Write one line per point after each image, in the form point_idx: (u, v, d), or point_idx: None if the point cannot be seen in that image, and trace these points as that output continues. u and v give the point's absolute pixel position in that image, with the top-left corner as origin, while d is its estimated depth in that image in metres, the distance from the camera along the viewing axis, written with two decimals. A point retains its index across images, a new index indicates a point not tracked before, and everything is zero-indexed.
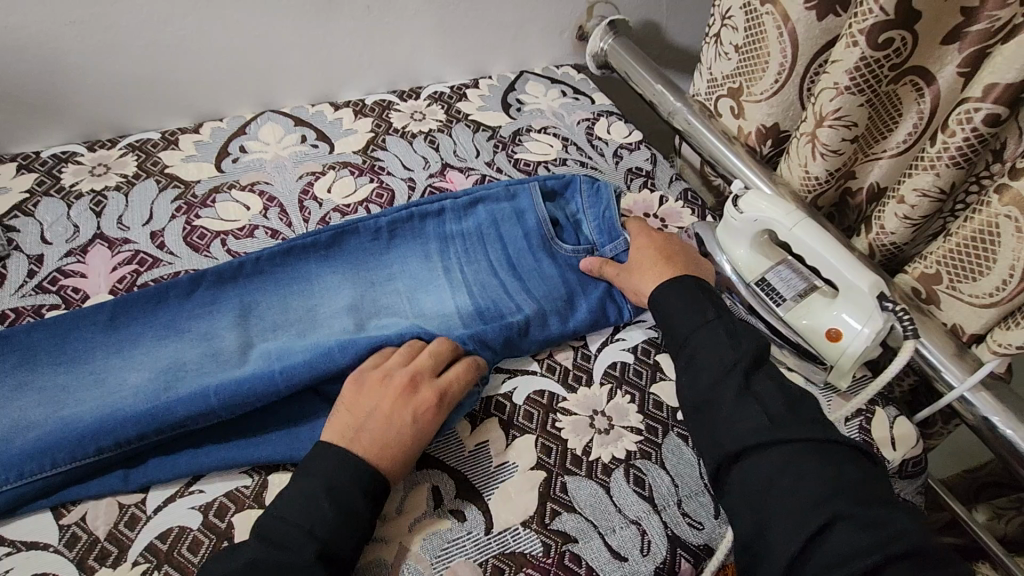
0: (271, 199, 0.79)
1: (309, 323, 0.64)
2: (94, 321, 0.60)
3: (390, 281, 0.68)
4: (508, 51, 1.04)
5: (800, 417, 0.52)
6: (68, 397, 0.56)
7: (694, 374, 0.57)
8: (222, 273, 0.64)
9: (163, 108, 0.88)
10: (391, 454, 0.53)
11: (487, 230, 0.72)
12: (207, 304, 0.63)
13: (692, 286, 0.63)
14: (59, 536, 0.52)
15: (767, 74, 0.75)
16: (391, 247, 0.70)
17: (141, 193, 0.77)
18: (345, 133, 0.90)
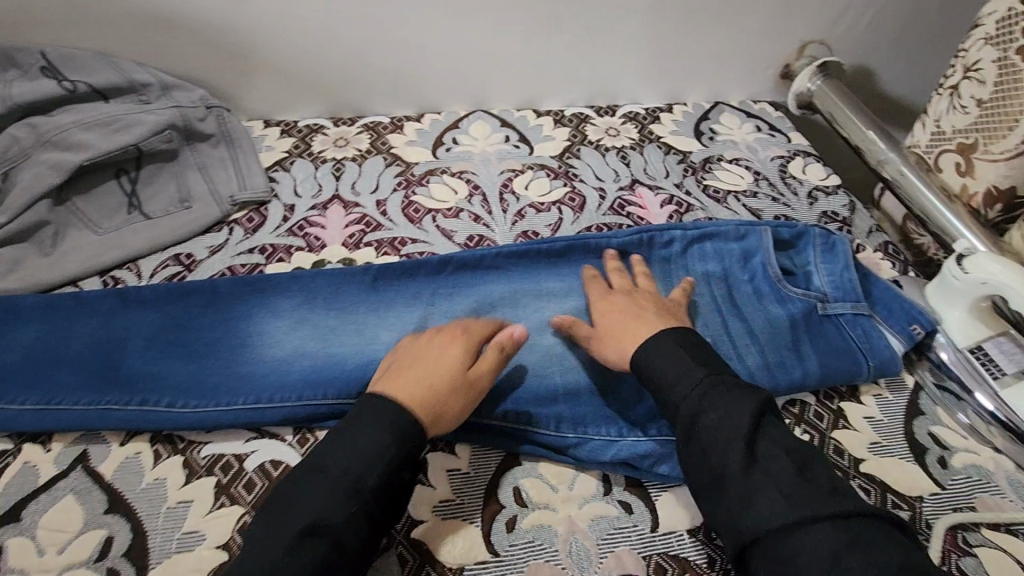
0: (476, 187, 0.87)
1: (534, 323, 0.70)
2: (361, 280, 0.72)
3: None
4: (707, 81, 1.06)
5: (817, 489, 0.46)
6: (334, 338, 0.66)
7: (696, 447, 0.51)
8: (468, 260, 0.74)
9: (395, 98, 1.00)
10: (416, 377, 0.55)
11: (714, 269, 0.75)
12: (452, 287, 0.73)
13: (674, 343, 0.58)
14: (292, 434, 0.60)
15: (1013, 134, 0.70)
16: (615, 267, 0.75)
17: (372, 165, 0.89)
18: (545, 138, 0.96)
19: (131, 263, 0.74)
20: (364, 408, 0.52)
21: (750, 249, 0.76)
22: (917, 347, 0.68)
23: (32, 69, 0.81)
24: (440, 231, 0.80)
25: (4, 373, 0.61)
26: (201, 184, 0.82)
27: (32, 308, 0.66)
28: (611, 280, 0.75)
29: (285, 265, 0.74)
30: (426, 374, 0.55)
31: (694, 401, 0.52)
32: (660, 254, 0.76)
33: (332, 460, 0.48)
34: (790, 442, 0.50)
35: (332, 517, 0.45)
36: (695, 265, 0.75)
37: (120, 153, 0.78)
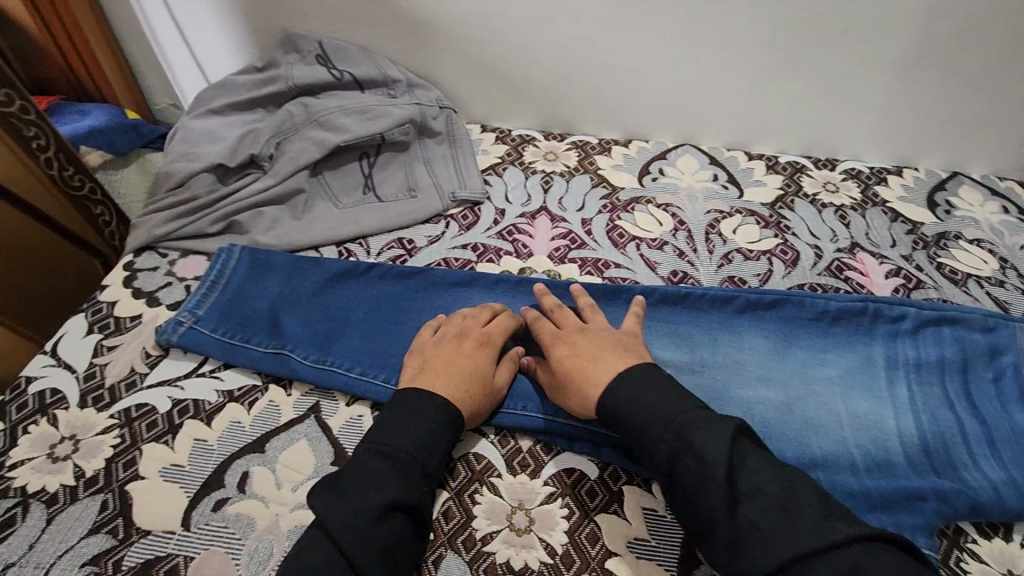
0: (682, 223, 0.85)
1: (734, 376, 0.67)
2: (561, 294, 0.73)
3: (823, 368, 0.68)
4: (947, 149, 0.96)
5: (792, 512, 0.45)
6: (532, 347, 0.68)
7: (688, 487, 0.49)
8: (671, 294, 0.73)
9: (606, 121, 1.01)
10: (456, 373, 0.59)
11: (949, 358, 0.67)
12: (650, 318, 0.72)
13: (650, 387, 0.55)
14: (492, 433, 0.61)
15: None
16: (829, 332, 0.70)
17: (579, 184, 0.91)
18: (756, 183, 0.92)
19: (361, 239, 0.81)
20: (399, 413, 0.55)
21: (997, 343, 0.67)
22: None
23: (309, 56, 0.92)
24: (644, 261, 0.79)
25: (253, 316, 0.68)
26: (425, 176, 0.88)
27: (281, 264, 0.74)
28: (824, 345, 0.69)
29: (495, 267, 0.78)
30: (381, 348, 0.61)
31: (668, 439, 0.50)
32: (886, 329, 0.70)
33: (371, 471, 0.51)
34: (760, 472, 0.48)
35: (376, 531, 0.47)
36: (927, 348, 0.68)
37: (368, 138, 0.86)
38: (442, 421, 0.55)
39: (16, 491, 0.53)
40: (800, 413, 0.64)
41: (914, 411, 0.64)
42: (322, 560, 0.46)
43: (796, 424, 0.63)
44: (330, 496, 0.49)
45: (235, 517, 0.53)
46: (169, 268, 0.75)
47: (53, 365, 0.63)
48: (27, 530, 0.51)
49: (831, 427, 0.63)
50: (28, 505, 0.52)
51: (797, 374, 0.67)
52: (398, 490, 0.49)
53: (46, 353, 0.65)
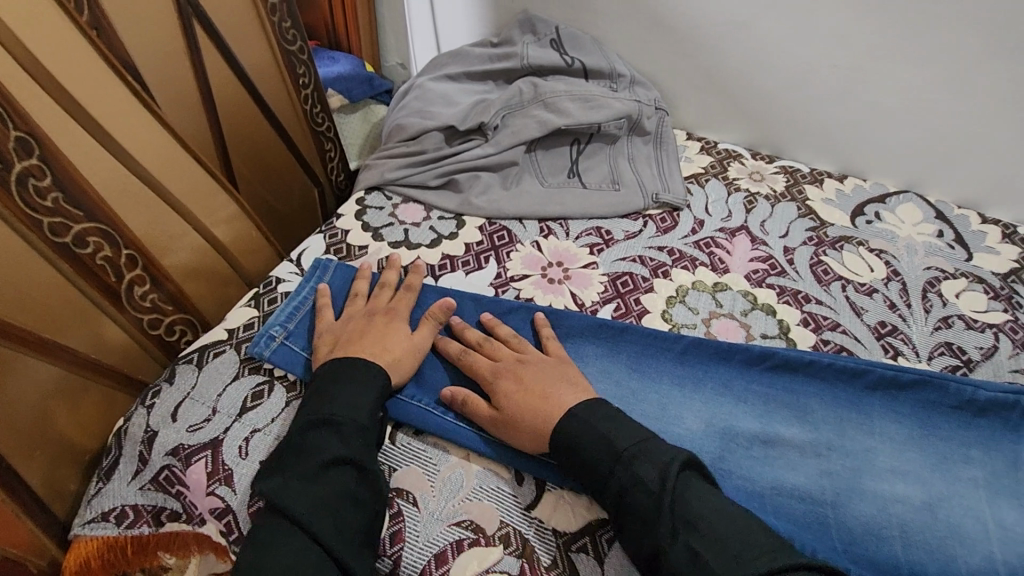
0: (895, 273, 0.79)
1: (863, 463, 0.60)
2: (670, 348, 0.68)
3: (965, 465, 0.61)
4: None
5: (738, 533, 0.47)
6: (636, 403, 0.64)
7: (634, 520, 0.49)
8: (793, 359, 0.66)
9: (822, 151, 0.96)
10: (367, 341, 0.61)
11: None
12: (767, 388, 0.65)
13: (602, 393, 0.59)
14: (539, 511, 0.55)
15: None
16: (971, 425, 0.63)
17: (784, 210, 0.87)
18: (988, 250, 0.83)
19: (562, 220, 0.84)
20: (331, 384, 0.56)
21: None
22: None
23: (544, 39, 0.97)
24: (849, 304, 0.75)
25: None
26: (630, 172, 0.89)
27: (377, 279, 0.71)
28: (966, 437, 0.62)
29: (689, 274, 0.77)
30: (372, 325, 0.63)
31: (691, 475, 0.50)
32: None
33: (320, 450, 0.51)
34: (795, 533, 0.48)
35: (320, 494, 0.49)
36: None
37: (585, 126, 0.89)
38: (371, 382, 0.57)
39: (266, 370, 0.62)
40: (943, 515, 0.57)
41: None
42: (284, 541, 0.47)
43: (939, 532, 0.56)
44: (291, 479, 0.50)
45: (433, 445, 0.59)
46: (392, 210, 0.83)
47: (297, 273, 0.73)
48: (272, 404, 0.59)
49: (983, 536, 0.56)
50: (273, 385, 0.61)
51: (935, 469, 0.60)
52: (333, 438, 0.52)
53: (292, 262, 0.74)
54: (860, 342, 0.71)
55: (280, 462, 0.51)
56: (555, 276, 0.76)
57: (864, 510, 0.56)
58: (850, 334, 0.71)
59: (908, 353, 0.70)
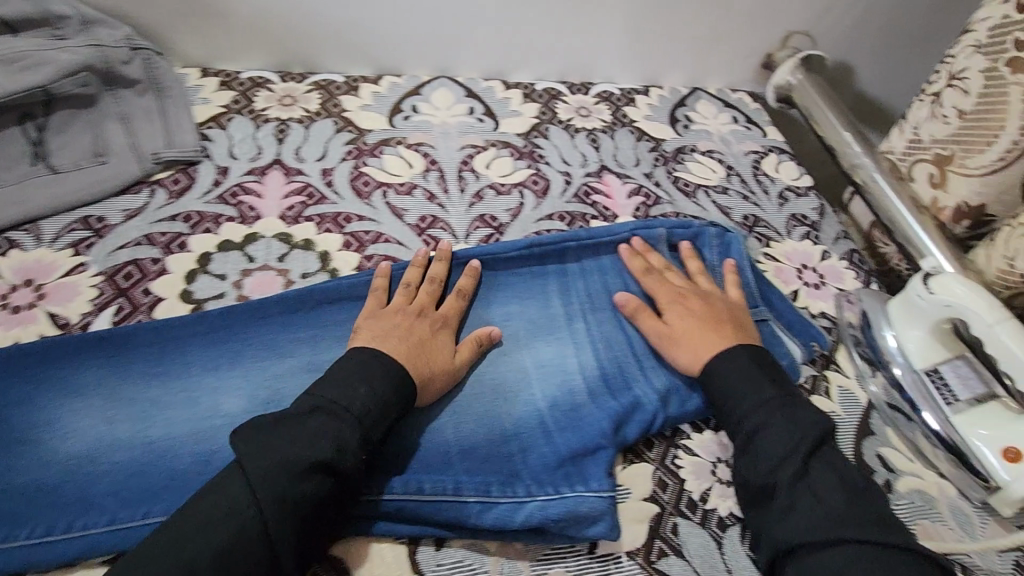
0: (433, 162, 0.81)
1: None
2: (196, 330, 0.59)
3: (504, 324, 0.65)
4: (688, 65, 1.01)
5: (865, 511, 0.49)
6: (159, 412, 0.55)
7: (757, 460, 0.53)
8: (331, 292, 0.63)
9: (352, 56, 0.91)
10: (419, 360, 0.56)
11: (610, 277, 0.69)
12: (313, 330, 0.62)
13: (754, 361, 0.59)
14: None
15: (991, 149, 0.67)
16: (504, 285, 0.68)
17: (319, 129, 0.82)
18: (511, 114, 0.91)
19: (31, 224, 0.66)
20: (347, 368, 0.52)
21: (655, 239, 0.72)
22: (873, 362, 0.65)
23: None
24: (391, 209, 0.74)
25: None
26: (122, 136, 0.72)
27: None
28: (505, 297, 0.67)
29: (211, 237, 0.67)
30: (407, 329, 0.58)
31: (755, 416, 0.55)
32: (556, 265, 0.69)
33: (314, 433, 0.47)
34: (846, 473, 0.52)
35: (297, 497, 0.44)
36: (593, 276, 0.69)
37: (23, 94, 0.66)
38: (386, 374, 0.52)
39: None
40: (488, 379, 0.60)
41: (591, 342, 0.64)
42: (231, 522, 0.43)
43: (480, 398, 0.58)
44: (284, 457, 0.45)
45: None
46: None
47: None
48: None
49: (520, 383, 0.60)
50: None
51: None
52: (346, 427, 0.48)
53: None
54: (405, 246, 0.71)
55: (256, 434, 0.46)
56: (21, 303, 0.60)
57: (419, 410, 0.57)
58: (394, 241, 0.71)
59: (448, 238, 0.72)
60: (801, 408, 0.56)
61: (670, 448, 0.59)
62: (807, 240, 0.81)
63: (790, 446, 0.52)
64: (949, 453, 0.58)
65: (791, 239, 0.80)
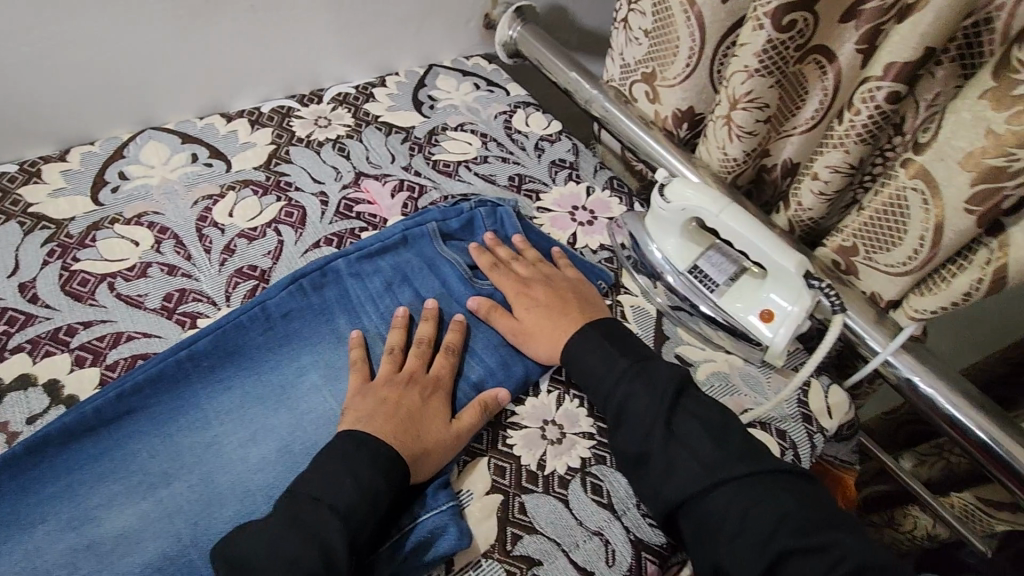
0: (163, 230, 0.70)
1: (206, 467, 0.52)
2: None
3: (301, 378, 0.59)
4: (414, 45, 0.98)
5: (727, 450, 0.52)
6: None
7: (625, 426, 0.55)
8: (72, 425, 0.52)
9: (18, 138, 0.75)
10: (417, 437, 0.53)
11: (396, 283, 0.65)
12: (65, 476, 0.51)
13: (601, 337, 0.61)
14: None
15: (678, 58, 0.74)
16: (288, 338, 0.61)
17: (2, 239, 0.67)
18: (243, 147, 0.82)
19: None
20: (330, 461, 0.50)
21: (428, 232, 0.68)
22: (651, 273, 0.70)
23: None
24: (125, 301, 0.63)
25: None
26: None
27: None
28: (293, 351, 0.60)
29: None
30: (399, 405, 0.55)
31: (621, 387, 0.57)
32: (336, 292, 0.63)
33: (295, 549, 0.44)
34: (708, 417, 0.54)
35: None
36: (383, 298, 0.64)
37: None
38: (375, 461, 0.50)
39: None
40: (302, 446, 0.55)
41: None
42: None
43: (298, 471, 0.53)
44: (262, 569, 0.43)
45: None
46: None
47: None
48: None
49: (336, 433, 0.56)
50: None
51: (277, 406, 0.57)
52: (337, 530, 0.45)
53: None
54: (158, 335, 0.61)
55: (235, 549, 0.44)
56: None
57: (230, 509, 0.51)
58: (140, 336, 0.61)
59: (207, 309, 0.64)
60: (654, 366, 0.58)
61: (498, 429, 0.59)
62: (570, 181, 0.84)
63: (643, 408, 0.55)
64: (725, 332, 0.65)
65: (557, 186, 0.84)
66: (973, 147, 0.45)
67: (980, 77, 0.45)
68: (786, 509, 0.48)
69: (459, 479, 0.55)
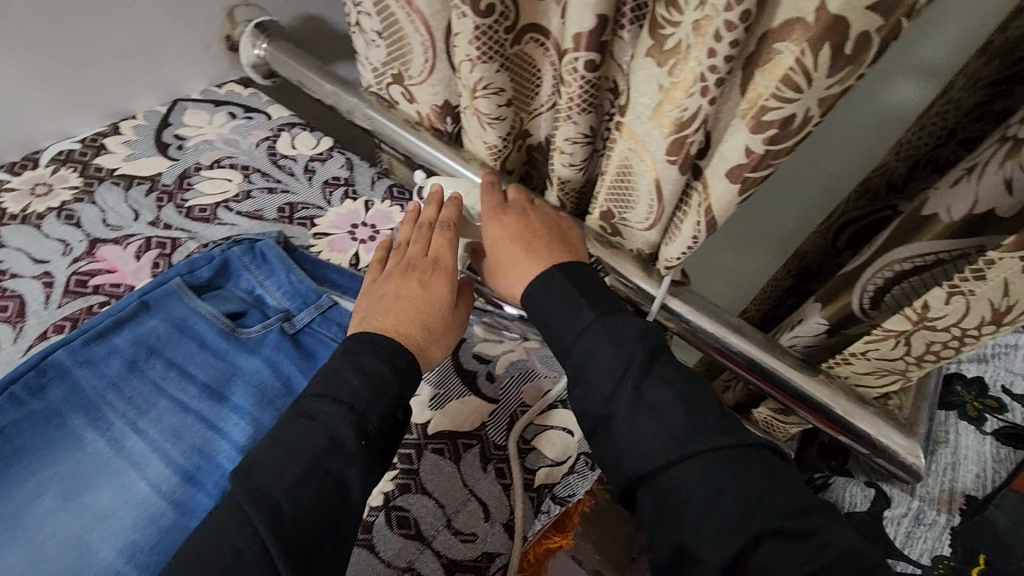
0: None
1: None
2: None
3: (30, 504, 0.49)
4: (145, 82, 0.87)
5: (704, 421, 0.48)
6: None
7: (585, 391, 0.52)
8: None
9: None
10: (408, 325, 0.55)
11: (141, 360, 0.57)
12: None
13: (565, 280, 0.56)
14: None
15: (415, 55, 0.72)
16: (7, 461, 0.51)
17: None
18: None
19: None
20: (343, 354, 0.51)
21: (172, 291, 0.61)
22: None
23: None
24: None
25: None
26: None
27: None
28: (15, 475, 0.50)
29: None
30: (401, 297, 0.57)
31: (581, 341, 0.53)
32: (65, 389, 0.55)
33: (300, 439, 0.46)
34: (682, 385, 0.50)
35: (301, 506, 0.43)
36: (129, 380, 0.56)
37: None
38: (387, 350, 0.51)
39: None
40: None
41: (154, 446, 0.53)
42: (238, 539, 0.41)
43: None
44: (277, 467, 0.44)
45: None
46: None
47: None
48: None
49: (82, 557, 0.47)
50: None
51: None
52: (344, 421, 0.46)
53: None
54: None
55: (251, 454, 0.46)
56: None
57: None
58: None
59: None
60: (619, 318, 0.53)
61: None
62: (348, 198, 0.80)
63: (608, 367, 0.51)
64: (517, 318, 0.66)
65: (334, 207, 0.79)
66: (654, 102, 0.48)
67: (643, 37, 0.46)
68: (759, 487, 0.44)
69: None
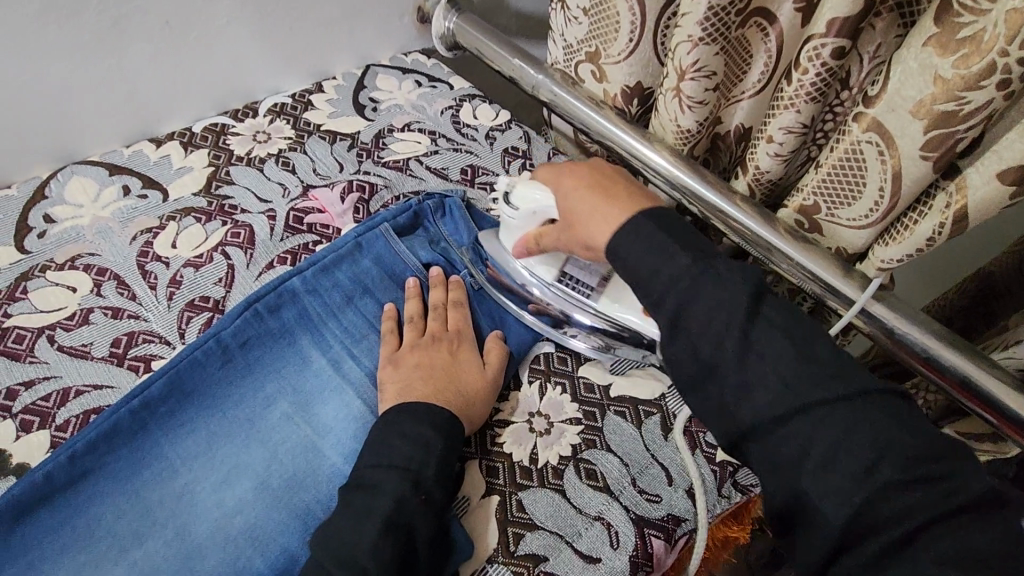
0: (102, 272, 0.65)
1: (186, 516, 0.50)
2: None
3: (270, 408, 0.56)
4: (348, 47, 0.93)
5: (814, 371, 0.42)
6: None
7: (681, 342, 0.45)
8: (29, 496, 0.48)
9: None
10: (455, 391, 0.55)
11: (355, 294, 0.63)
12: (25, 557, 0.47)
13: (655, 228, 0.48)
14: None
15: (621, 34, 0.73)
16: (250, 368, 0.57)
17: None
18: (179, 172, 0.77)
19: None
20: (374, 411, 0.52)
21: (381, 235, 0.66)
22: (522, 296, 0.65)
23: None
24: (71, 354, 0.59)
25: None
26: None
27: None
28: (258, 380, 0.57)
29: None
30: (431, 363, 0.56)
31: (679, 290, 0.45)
32: (294, 312, 0.61)
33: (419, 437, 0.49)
34: (789, 324, 0.44)
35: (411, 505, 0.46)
36: (345, 312, 0.62)
37: None
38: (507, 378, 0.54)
39: None
40: (280, 481, 0.52)
41: (370, 376, 0.59)
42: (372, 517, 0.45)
43: (280, 505, 0.51)
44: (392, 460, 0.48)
45: None
46: None
47: None
48: None
49: (315, 460, 0.53)
50: None
51: (248, 441, 0.54)
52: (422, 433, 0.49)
53: None
54: (109, 387, 0.57)
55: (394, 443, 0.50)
56: None
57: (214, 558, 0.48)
58: (95, 386, 0.57)
59: (161, 350, 0.60)
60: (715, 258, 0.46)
61: (486, 429, 0.57)
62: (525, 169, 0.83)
63: (711, 320, 0.44)
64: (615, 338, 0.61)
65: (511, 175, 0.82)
66: (921, 95, 0.46)
67: (924, 23, 0.45)
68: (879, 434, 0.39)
69: (467, 488, 0.53)
